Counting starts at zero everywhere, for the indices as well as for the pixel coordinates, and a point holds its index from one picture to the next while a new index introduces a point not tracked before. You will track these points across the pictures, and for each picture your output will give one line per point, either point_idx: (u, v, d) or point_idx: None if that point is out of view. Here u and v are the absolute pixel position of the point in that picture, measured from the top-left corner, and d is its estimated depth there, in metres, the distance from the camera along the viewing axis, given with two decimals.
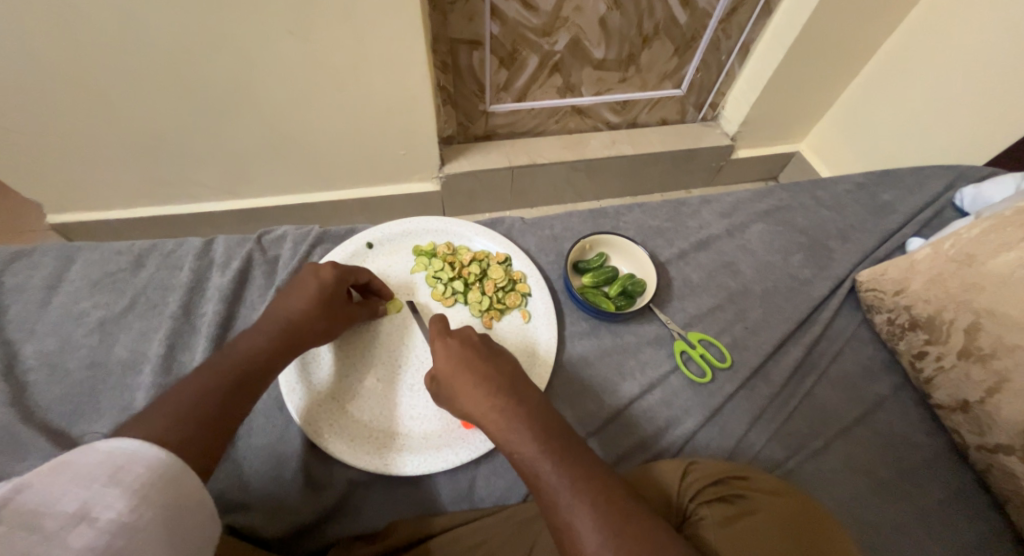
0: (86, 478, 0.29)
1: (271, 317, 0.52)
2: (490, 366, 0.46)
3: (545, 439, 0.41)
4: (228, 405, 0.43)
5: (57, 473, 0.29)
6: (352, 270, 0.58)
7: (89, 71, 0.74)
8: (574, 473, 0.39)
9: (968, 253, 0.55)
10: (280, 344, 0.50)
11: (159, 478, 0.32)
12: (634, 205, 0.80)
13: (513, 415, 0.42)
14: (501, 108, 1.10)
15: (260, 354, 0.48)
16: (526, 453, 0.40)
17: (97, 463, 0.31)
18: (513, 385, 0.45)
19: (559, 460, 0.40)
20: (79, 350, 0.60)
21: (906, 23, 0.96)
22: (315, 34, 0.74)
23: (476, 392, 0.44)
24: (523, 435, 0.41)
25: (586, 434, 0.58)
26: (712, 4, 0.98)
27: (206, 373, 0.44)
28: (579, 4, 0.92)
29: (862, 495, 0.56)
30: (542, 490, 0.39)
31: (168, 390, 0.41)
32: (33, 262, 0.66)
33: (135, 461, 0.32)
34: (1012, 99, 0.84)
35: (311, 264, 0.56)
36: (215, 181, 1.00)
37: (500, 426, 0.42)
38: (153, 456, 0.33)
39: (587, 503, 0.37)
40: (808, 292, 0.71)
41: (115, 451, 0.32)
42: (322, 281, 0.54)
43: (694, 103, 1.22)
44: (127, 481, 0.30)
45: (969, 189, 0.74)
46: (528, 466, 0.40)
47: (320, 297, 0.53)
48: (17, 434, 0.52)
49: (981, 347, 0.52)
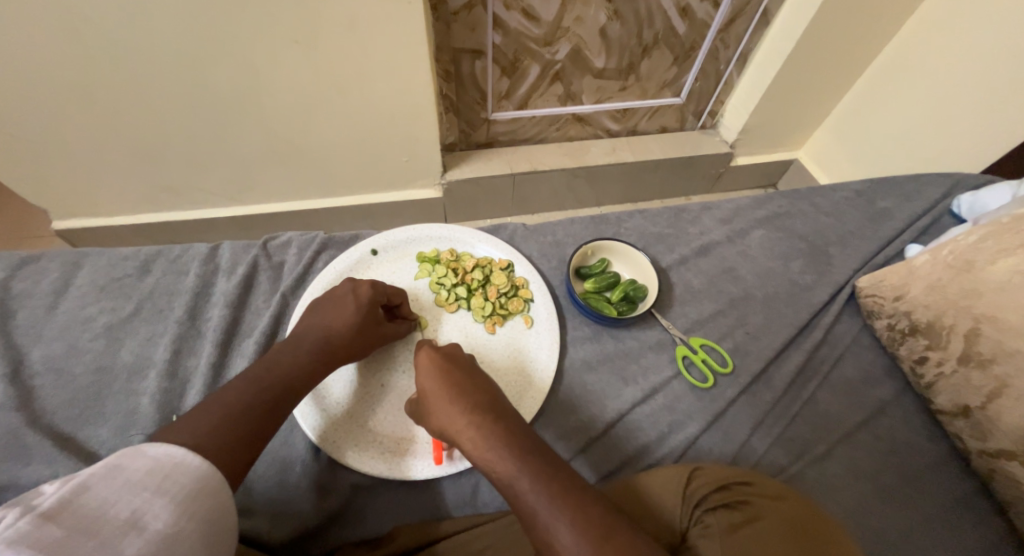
0: (137, 485, 0.30)
1: (310, 334, 0.51)
2: (468, 384, 0.46)
3: (524, 457, 0.40)
4: (267, 421, 0.43)
5: (110, 478, 0.30)
6: (386, 290, 0.58)
7: (97, 78, 0.75)
8: (552, 488, 0.38)
9: (966, 260, 0.56)
10: (317, 362, 0.50)
11: (201, 489, 0.33)
12: (635, 212, 0.80)
13: (489, 432, 0.42)
14: (503, 116, 1.11)
15: (297, 368, 0.48)
16: (503, 472, 0.39)
17: (147, 470, 0.32)
18: (492, 401, 0.45)
19: (537, 477, 0.38)
20: (85, 354, 0.60)
21: (902, 33, 0.98)
22: (321, 43, 0.75)
23: (453, 410, 0.44)
24: (499, 454, 0.40)
25: (572, 455, 0.57)
26: (711, 15, 0.99)
27: (250, 388, 0.44)
28: (580, 14, 0.93)
29: (865, 500, 0.56)
30: (522, 509, 0.38)
31: (209, 399, 0.41)
32: (39, 268, 0.66)
33: (180, 471, 0.33)
34: (1007, 107, 0.85)
35: (349, 281, 0.56)
36: (220, 187, 1.00)
37: (477, 447, 0.41)
38: (196, 466, 0.34)
39: (566, 518, 0.36)
40: (809, 297, 0.72)
41: (164, 457, 0.33)
42: (360, 299, 0.55)
43: (693, 111, 1.23)
44: (172, 490, 0.31)
45: (967, 197, 0.75)
46: (507, 485, 0.39)
47: (359, 317, 0.54)
48: (22, 438, 0.52)
49: (981, 352, 0.52)
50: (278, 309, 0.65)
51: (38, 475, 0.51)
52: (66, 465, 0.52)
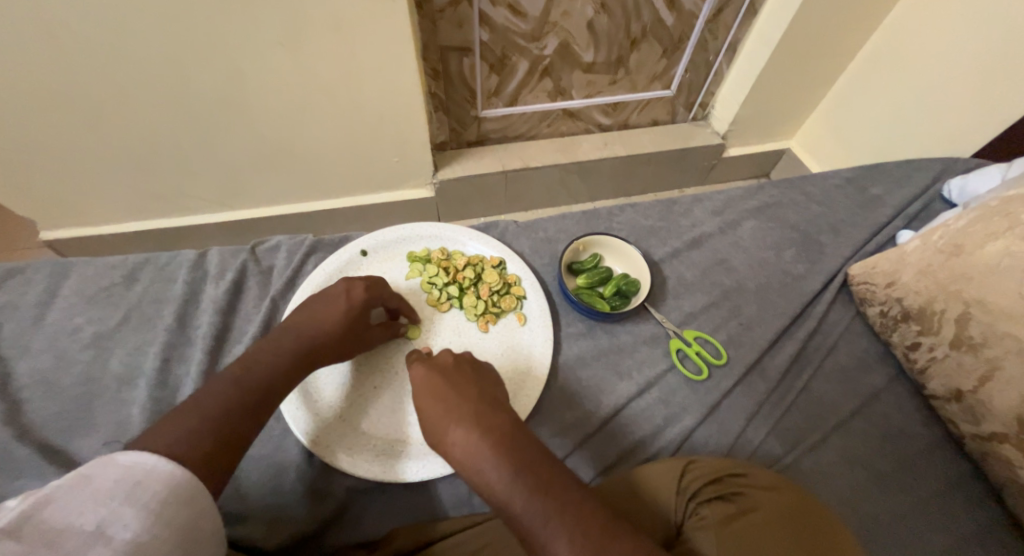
0: (104, 495, 0.30)
1: (297, 333, 0.50)
2: (456, 395, 0.44)
3: (519, 472, 0.38)
4: (247, 425, 0.42)
5: (77, 489, 0.30)
6: (382, 293, 0.58)
7: (80, 85, 0.74)
8: (550, 506, 0.36)
9: (956, 244, 0.56)
10: (301, 363, 0.49)
11: (175, 495, 0.33)
12: (626, 206, 0.80)
13: (482, 446, 0.40)
14: (493, 113, 1.10)
15: (280, 370, 0.47)
16: (498, 490, 0.38)
17: (116, 479, 0.31)
18: (483, 411, 0.42)
19: (532, 494, 0.37)
20: (74, 365, 0.60)
21: (890, 19, 0.98)
22: (306, 45, 0.74)
23: (443, 424, 0.42)
24: (492, 471, 0.39)
25: (569, 450, 0.57)
26: (698, 6, 0.99)
27: (232, 390, 0.43)
28: (566, 9, 0.93)
29: (860, 486, 0.56)
30: (518, 527, 0.37)
31: (186, 402, 0.41)
32: (27, 278, 0.66)
33: (152, 478, 0.33)
34: (998, 90, 0.85)
35: (343, 280, 0.55)
36: (210, 193, 1.00)
37: (470, 463, 0.40)
38: (170, 472, 0.34)
39: (564, 536, 0.35)
40: (800, 286, 0.72)
41: (136, 464, 0.33)
42: (352, 301, 0.54)
43: (684, 103, 1.22)
44: (144, 499, 0.31)
45: (957, 181, 0.75)
46: (502, 502, 0.38)
47: (347, 317, 0.53)
48: (12, 451, 0.52)
49: (971, 337, 0.53)
50: (268, 313, 0.65)
51: (28, 488, 0.50)
52: (57, 476, 0.51)
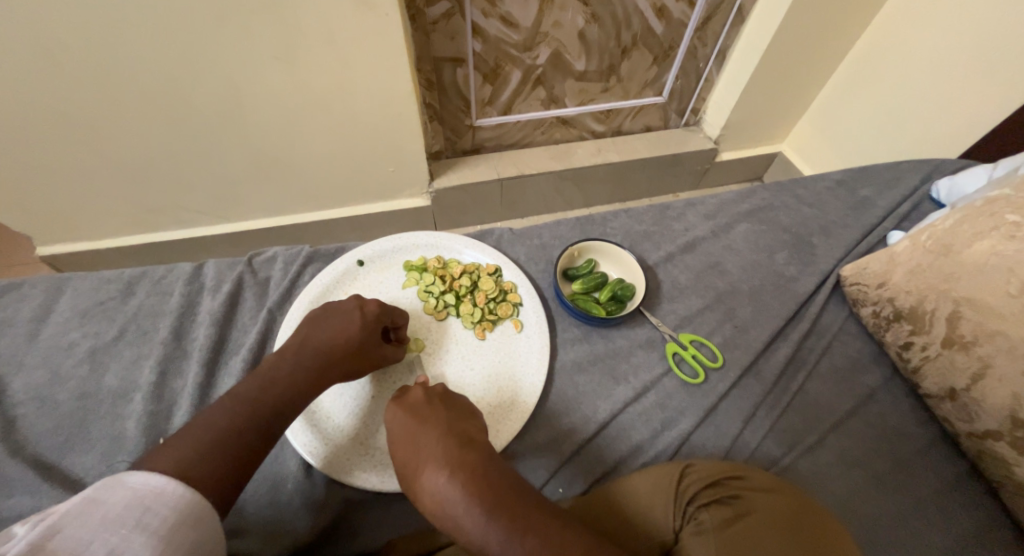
0: (114, 521, 0.30)
1: (311, 349, 0.50)
2: (425, 435, 0.43)
3: (492, 504, 0.37)
4: (257, 444, 0.42)
5: (86, 515, 0.30)
6: (392, 311, 0.58)
7: (81, 102, 0.75)
8: (527, 542, 0.35)
9: (944, 244, 0.56)
10: (315, 381, 0.49)
11: (184, 520, 0.32)
12: (620, 212, 0.81)
13: (451, 487, 0.39)
14: (487, 122, 1.11)
15: (290, 389, 0.47)
16: (473, 534, 0.37)
17: (125, 504, 0.31)
18: (451, 448, 0.41)
19: (509, 527, 0.36)
20: (69, 381, 0.59)
21: (876, 23, 1.00)
22: (301, 58, 0.75)
23: (417, 465, 0.41)
24: (467, 508, 0.37)
25: (550, 474, 0.56)
26: (687, 14, 1.01)
27: (242, 408, 0.43)
28: (558, 19, 0.95)
29: (858, 486, 0.56)
30: None
31: (197, 419, 0.42)
32: (23, 294, 0.66)
33: (162, 501, 0.33)
34: (984, 90, 0.86)
35: (354, 298, 0.56)
36: (207, 206, 1.00)
37: (444, 501, 0.38)
38: (179, 495, 0.34)
39: None
40: (794, 289, 0.72)
41: (145, 488, 0.33)
42: (366, 315, 0.54)
43: (676, 109, 1.24)
44: (153, 525, 0.31)
45: (945, 181, 0.76)
46: (478, 541, 0.37)
47: (362, 334, 0.53)
48: (5, 469, 0.52)
49: (963, 335, 0.53)
50: (265, 325, 0.65)
51: (22, 506, 0.50)
52: (51, 494, 0.51)
